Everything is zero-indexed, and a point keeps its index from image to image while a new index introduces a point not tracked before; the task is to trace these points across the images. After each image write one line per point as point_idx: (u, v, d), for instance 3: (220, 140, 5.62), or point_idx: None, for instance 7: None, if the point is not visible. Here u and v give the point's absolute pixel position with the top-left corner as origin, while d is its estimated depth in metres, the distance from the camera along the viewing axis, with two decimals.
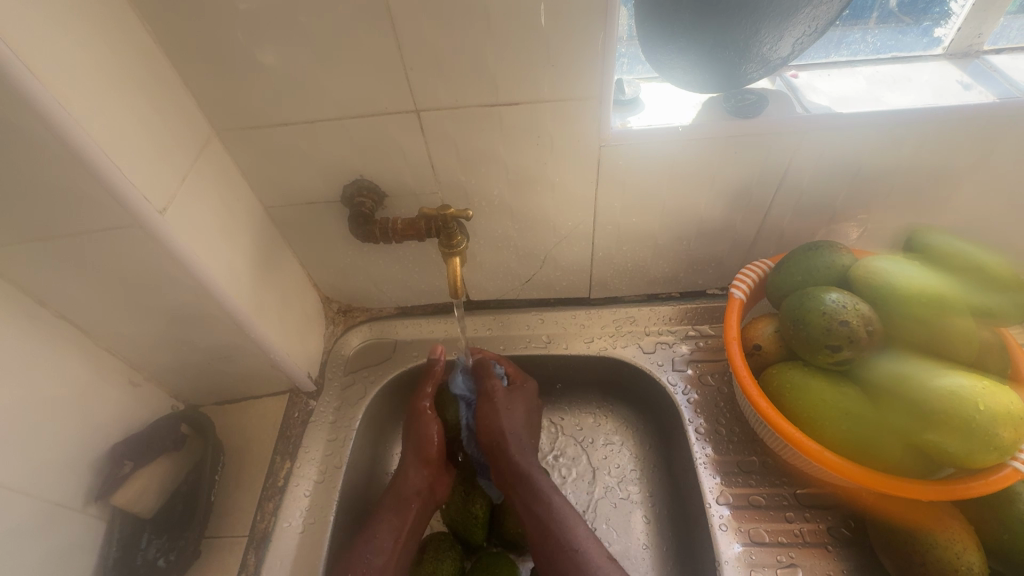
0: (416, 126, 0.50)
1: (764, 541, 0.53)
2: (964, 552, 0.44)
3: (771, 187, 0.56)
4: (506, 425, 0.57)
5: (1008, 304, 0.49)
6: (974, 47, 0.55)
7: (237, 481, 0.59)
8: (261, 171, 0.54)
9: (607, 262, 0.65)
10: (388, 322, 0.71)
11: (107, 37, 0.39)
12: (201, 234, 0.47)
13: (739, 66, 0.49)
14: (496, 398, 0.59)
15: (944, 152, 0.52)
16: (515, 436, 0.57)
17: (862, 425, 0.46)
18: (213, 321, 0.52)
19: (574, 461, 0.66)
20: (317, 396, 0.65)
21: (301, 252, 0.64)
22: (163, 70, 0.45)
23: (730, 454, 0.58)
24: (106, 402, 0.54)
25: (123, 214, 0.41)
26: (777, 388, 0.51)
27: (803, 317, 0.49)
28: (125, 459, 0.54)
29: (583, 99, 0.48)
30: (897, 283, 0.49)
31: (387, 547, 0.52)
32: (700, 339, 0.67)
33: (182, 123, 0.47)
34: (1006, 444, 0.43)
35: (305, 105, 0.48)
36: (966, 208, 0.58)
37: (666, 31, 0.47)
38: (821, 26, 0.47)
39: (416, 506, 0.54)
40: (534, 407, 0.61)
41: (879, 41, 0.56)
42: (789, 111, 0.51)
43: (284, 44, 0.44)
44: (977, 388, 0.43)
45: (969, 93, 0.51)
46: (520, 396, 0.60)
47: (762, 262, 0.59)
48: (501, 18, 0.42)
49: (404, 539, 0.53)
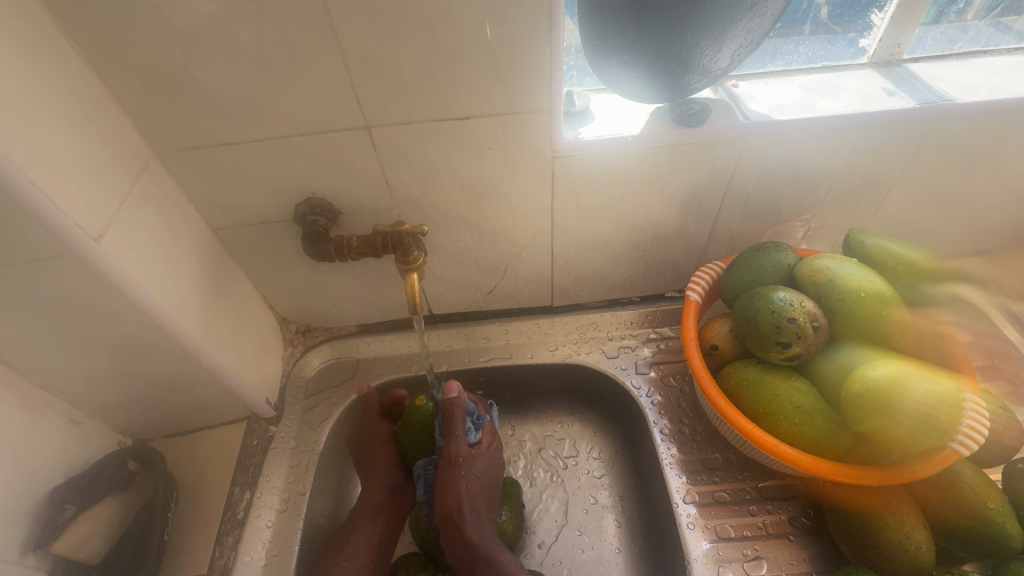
0: (368, 142, 0.49)
1: (729, 536, 0.54)
2: (912, 531, 0.46)
3: (719, 192, 0.58)
4: (467, 486, 0.54)
5: (922, 293, 0.54)
6: (894, 56, 0.59)
7: (194, 516, 0.57)
8: (207, 191, 0.52)
9: (567, 271, 0.66)
10: (349, 341, 0.69)
11: (28, 56, 0.37)
12: (142, 258, 0.45)
13: (683, 77, 0.51)
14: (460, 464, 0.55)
15: (874, 154, 0.56)
16: (471, 508, 0.54)
17: (813, 418, 0.48)
18: (161, 350, 0.50)
19: (513, 460, 0.67)
20: (276, 422, 0.63)
21: (254, 273, 0.61)
22: (92, 89, 0.43)
23: (694, 453, 0.59)
24: (44, 444, 0.50)
25: (54, 243, 0.38)
26: (734, 385, 0.52)
27: (754, 316, 0.51)
28: (67, 503, 0.50)
29: (535, 111, 0.48)
30: (839, 281, 0.51)
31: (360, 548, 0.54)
32: (661, 341, 0.68)
33: (117, 144, 0.44)
34: (942, 426, 0.45)
35: (251, 123, 0.47)
36: (897, 206, 0.61)
37: (609, 43, 0.49)
38: (756, 38, 0.50)
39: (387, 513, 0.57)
40: (496, 463, 0.58)
41: (810, 51, 0.59)
42: (730, 119, 0.53)
43: (226, 61, 0.43)
44: (923, 400, 0.46)
45: (893, 100, 0.54)
46: (482, 456, 0.57)
47: (715, 264, 0.61)
48: (448, 34, 0.43)
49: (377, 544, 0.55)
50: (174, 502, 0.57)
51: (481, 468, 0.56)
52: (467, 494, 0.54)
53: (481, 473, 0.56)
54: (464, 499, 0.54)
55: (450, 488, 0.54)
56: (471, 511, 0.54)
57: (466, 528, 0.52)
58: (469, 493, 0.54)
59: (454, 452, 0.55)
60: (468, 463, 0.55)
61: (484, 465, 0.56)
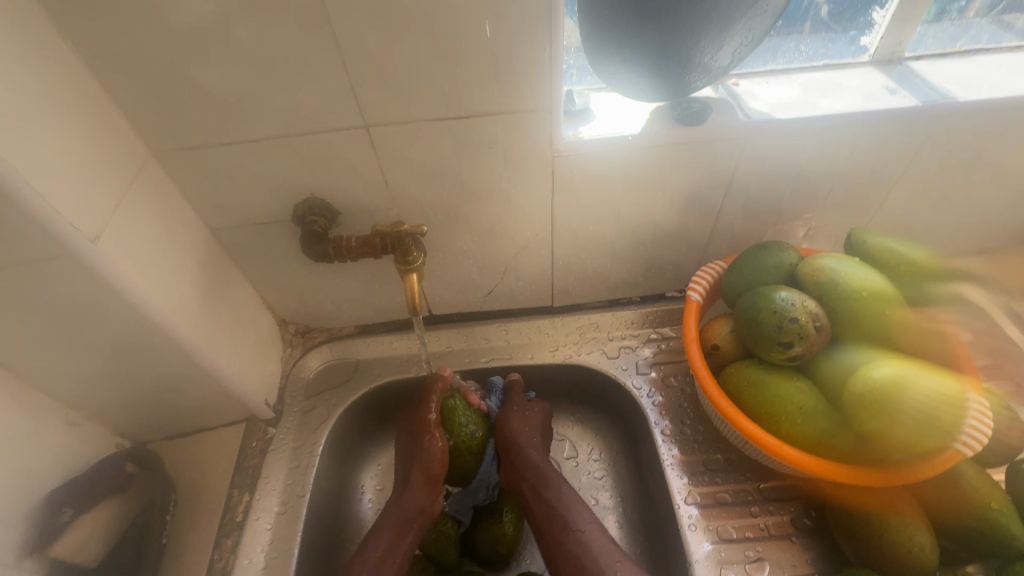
0: (367, 142, 0.49)
1: (731, 538, 0.54)
2: (915, 533, 0.46)
3: (720, 192, 0.58)
4: (520, 425, 0.59)
5: (923, 292, 0.54)
6: (896, 54, 0.58)
7: (193, 519, 0.56)
8: (205, 192, 0.52)
9: (567, 271, 0.66)
10: (349, 342, 0.69)
11: (23, 56, 0.36)
12: (139, 260, 0.45)
13: (684, 75, 0.51)
14: (513, 412, 0.61)
15: (876, 152, 0.55)
16: (531, 442, 0.58)
17: (816, 418, 0.48)
18: (159, 351, 0.49)
19: None
20: (276, 423, 0.62)
21: (253, 275, 0.61)
22: (87, 88, 0.42)
23: (695, 454, 0.59)
24: (42, 447, 0.49)
25: (49, 244, 0.38)
26: (735, 386, 0.52)
27: (755, 315, 0.50)
28: (64, 507, 0.50)
29: (534, 110, 0.48)
30: (840, 280, 0.51)
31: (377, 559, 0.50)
32: (662, 342, 0.68)
33: (113, 145, 0.44)
34: (945, 427, 0.45)
35: (249, 122, 0.47)
36: (898, 204, 0.61)
37: (610, 41, 0.48)
38: (757, 36, 0.49)
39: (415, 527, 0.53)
40: (550, 419, 0.64)
41: (811, 50, 0.59)
42: (731, 118, 0.53)
43: (223, 61, 0.42)
44: (926, 400, 0.46)
45: (894, 98, 0.54)
46: (532, 410, 0.62)
47: (715, 264, 0.61)
48: (447, 33, 0.42)
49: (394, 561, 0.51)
50: (172, 505, 0.57)
51: (531, 415, 0.61)
52: (522, 428, 0.59)
53: (534, 419, 0.61)
54: (523, 432, 0.59)
55: (512, 427, 0.59)
56: (531, 450, 0.58)
57: (526, 451, 0.57)
58: (530, 431, 0.60)
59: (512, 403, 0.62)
60: (518, 413, 0.61)
61: (534, 423, 0.61)
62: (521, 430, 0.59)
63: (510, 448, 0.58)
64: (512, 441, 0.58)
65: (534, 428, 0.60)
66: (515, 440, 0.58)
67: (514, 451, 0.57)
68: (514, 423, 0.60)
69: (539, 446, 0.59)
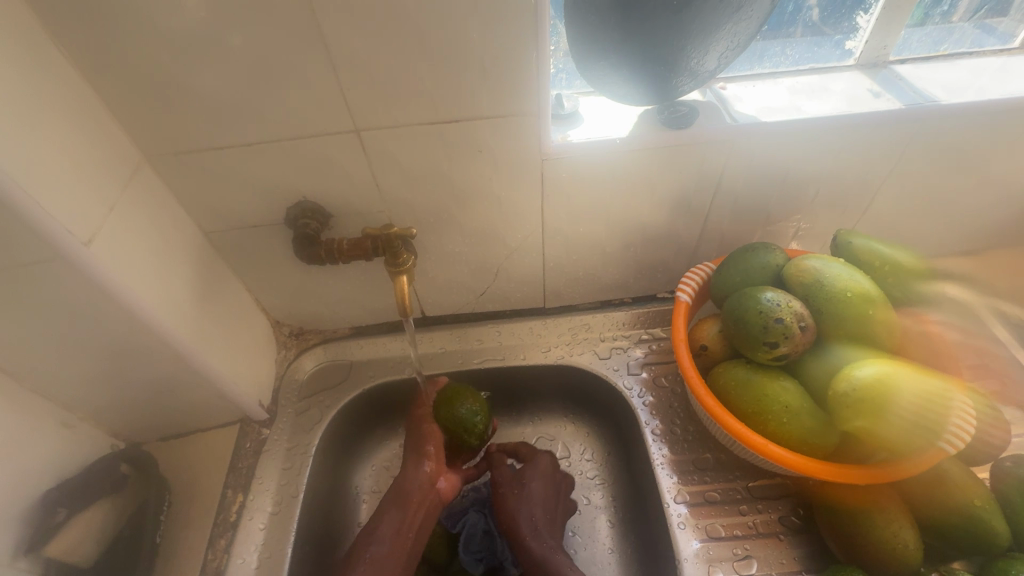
0: (357, 146, 0.50)
1: (720, 536, 0.54)
2: (900, 530, 0.46)
3: (708, 194, 0.59)
4: (520, 505, 0.58)
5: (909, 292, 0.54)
6: (880, 58, 0.59)
7: (186, 520, 0.57)
8: (198, 195, 0.52)
9: (559, 273, 0.66)
10: (343, 344, 0.69)
11: (17, 62, 0.37)
12: (132, 262, 0.45)
13: (671, 80, 0.52)
14: (511, 488, 0.59)
15: (861, 155, 0.56)
16: (532, 520, 0.57)
17: (802, 417, 0.49)
18: (153, 353, 0.50)
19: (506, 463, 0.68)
20: (270, 424, 0.63)
21: (246, 277, 0.62)
22: (81, 94, 0.43)
23: (685, 453, 0.60)
24: (37, 447, 0.50)
25: (43, 247, 0.39)
26: (723, 385, 0.53)
27: (742, 316, 0.51)
28: (58, 506, 0.51)
29: (523, 115, 0.49)
30: (825, 280, 0.51)
31: (387, 536, 0.54)
32: (652, 342, 0.69)
33: (106, 149, 0.45)
34: (929, 425, 0.46)
35: (241, 127, 0.47)
36: (885, 206, 0.62)
37: (597, 46, 0.49)
38: (742, 41, 0.50)
39: (418, 502, 0.56)
40: (556, 478, 0.61)
41: (797, 54, 0.60)
42: (718, 121, 0.53)
43: (215, 66, 0.43)
44: (910, 399, 0.46)
45: (879, 101, 0.54)
46: (537, 473, 0.60)
47: (704, 266, 0.62)
48: (435, 39, 0.43)
49: (406, 533, 0.54)
50: (167, 505, 0.57)
51: (535, 485, 0.59)
52: (523, 509, 0.57)
53: (538, 491, 0.59)
54: (527, 511, 0.57)
55: (510, 507, 0.58)
56: (536, 530, 0.56)
57: (525, 540, 0.55)
58: (536, 506, 0.58)
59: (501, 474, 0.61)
60: (511, 488, 0.59)
61: (540, 493, 0.59)
62: (522, 501, 0.58)
63: (512, 534, 0.57)
64: (511, 522, 0.57)
65: (539, 499, 0.58)
66: (516, 529, 0.56)
67: (517, 536, 0.56)
68: (511, 501, 0.58)
69: (547, 526, 0.57)
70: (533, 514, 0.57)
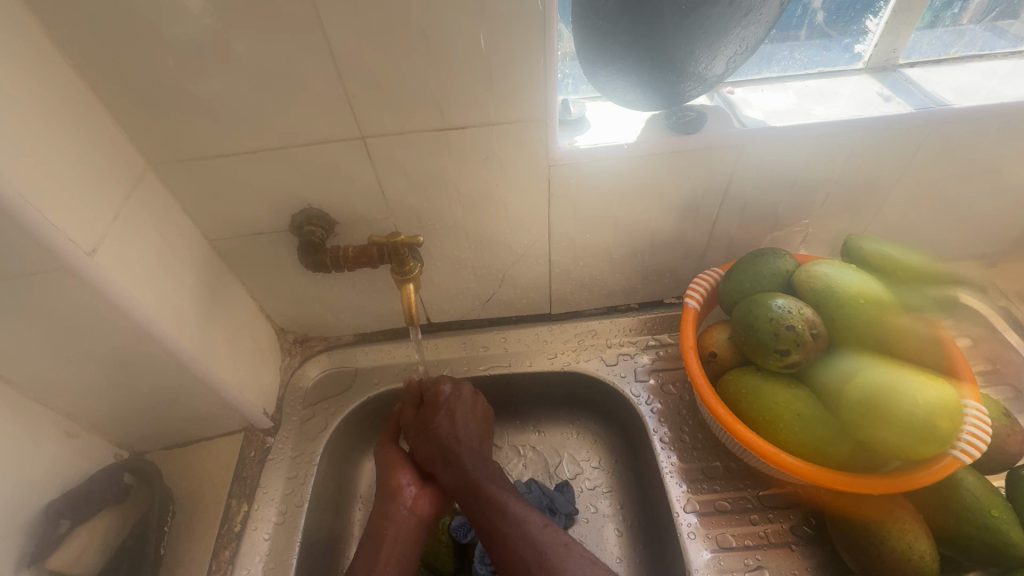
0: (363, 153, 0.49)
1: (731, 546, 0.53)
2: (916, 541, 0.46)
3: (716, 199, 0.58)
4: (447, 429, 0.57)
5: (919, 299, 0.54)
6: (890, 62, 0.58)
7: (190, 530, 0.56)
8: (203, 203, 0.52)
9: (565, 278, 0.66)
10: (347, 350, 0.69)
11: (21, 73, 0.37)
12: (137, 271, 0.45)
13: (678, 84, 0.51)
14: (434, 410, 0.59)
15: (871, 159, 0.56)
16: (461, 443, 0.56)
17: (815, 426, 0.48)
18: (157, 363, 0.50)
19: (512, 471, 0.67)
20: (274, 433, 0.62)
21: (251, 284, 0.61)
22: (86, 103, 0.43)
23: (694, 461, 0.59)
24: (41, 458, 0.49)
25: (47, 257, 0.38)
26: (734, 393, 0.52)
27: (752, 323, 0.50)
28: (61, 518, 0.50)
29: (529, 120, 0.48)
30: (837, 287, 0.51)
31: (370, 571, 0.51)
32: (660, 348, 0.68)
33: (111, 159, 0.44)
34: (945, 434, 0.45)
35: (246, 134, 0.47)
36: (895, 210, 0.61)
37: (604, 50, 0.49)
38: (750, 45, 0.50)
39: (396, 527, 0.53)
40: (480, 406, 0.61)
41: (805, 58, 0.59)
42: (727, 126, 0.53)
43: (220, 74, 0.43)
44: (926, 408, 0.45)
45: (889, 105, 0.53)
46: (462, 399, 0.60)
47: (713, 271, 0.61)
48: (441, 45, 0.43)
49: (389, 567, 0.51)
50: (170, 515, 0.56)
51: (462, 412, 0.59)
52: (451, 433, 0.57)
53: (462, 416, 0.58)
54: (456, 432, 0.57)
55: (432, 429, 0.57)
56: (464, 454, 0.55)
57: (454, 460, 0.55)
58: (466, 430, 0.58)
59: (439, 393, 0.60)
60: (442, 413, 0.58)
61: (467, 418, 0.59)
62: (452, 424, 0.57)
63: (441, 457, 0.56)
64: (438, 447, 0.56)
65: (468, 425, 0.58)
66: (446, 454, 0.56)
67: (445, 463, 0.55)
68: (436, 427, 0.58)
69: (477, 450, 0.56)
70: (461, 435, 0.57)
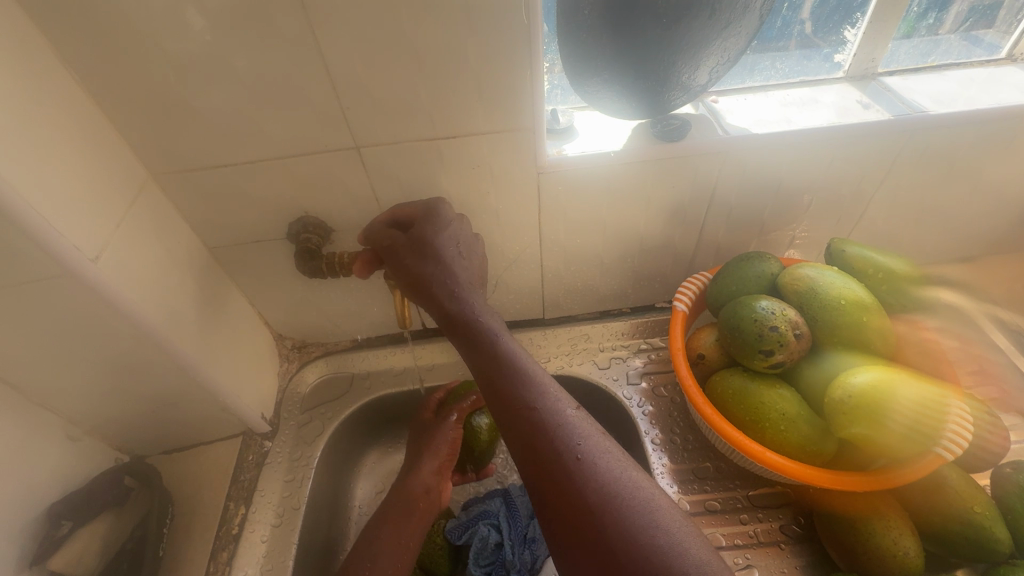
0: (358, 163, 0.51)
1: (721, 545, 0.54)
2: (900, 537, 0.46)
3: (703, 205, 0.60)
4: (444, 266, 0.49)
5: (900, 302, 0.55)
6: (869, 70, 0.60)
7: (189, 532, 0.57)
8: (203, 212, 0.54)
9: (557, 283, 0.67)
10: (344, 356, 0.70)
11: (28, 89, 0.39)
12: (138, 277, 0.46)
13: (663, 93, 0.53)
14: (413, 240, 0.50)
15: (853, 164, 0.57)
16: (457, 282, 0.49)
17: (800, 425, 0.49)
18: (157, 366, 0.51)
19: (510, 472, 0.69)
20: (272, 437, 0.63)
21: (250, 291, 0.63)
22: (90, 117, 0.44)
23: (685, 462, 0.60)
24: (42, 461, 0.50)
25: (52, 264, 0.40)
26: (721, 394, 0.53)
27: (737, 324, 0.51)
28: (63, 518, 0.51)
29: (518, 129, 0.50)
30: (820, 289, 0.52)
31: (390, 548, 0.53)
32: (651, 352, 0.69)
33: (114, 170, 0.46)
34: (926, 431, 0.46)
35: (244, 146, 0.49)
36: (879, 213, 0.63)
37: (589, 61, 0.50)
38: (732, 55, 0.52)
39: (421, 506, 0.56)
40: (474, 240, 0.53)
41: (787, 67, 0.61)
42: (710, 134, 0.54)
43: (218, 88, 0.45)
44: (907, 405, 0.47)
45: (868, 112, 0.55)
46: (459, 231, 0.51)
47: (700, 276, 0.62)
48: (431, 59, 0.44)
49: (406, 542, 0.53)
50: (168, 518, 0.56)
51: (461, 244, 0.51)
52: (449, 271, 0.49)
53: (458, 247, 0.50)
54: (452, 269, 0.49)
55: (426, 260, 0.49)
56: (459, 293, 0.48)
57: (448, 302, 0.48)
58: (461, 267, 0.50)
59: (420, 228, 0.50)
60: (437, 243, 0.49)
61: (460, 252, 0.50)
62: (446, 257, 0.49)
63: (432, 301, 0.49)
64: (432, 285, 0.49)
65: (465, 265, 0.50)
66: (441, 293, 0.48)
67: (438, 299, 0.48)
68: (423, 261, 0.49)
69: (476, 296, 0.49)
70: (456, 274, 0.49)
